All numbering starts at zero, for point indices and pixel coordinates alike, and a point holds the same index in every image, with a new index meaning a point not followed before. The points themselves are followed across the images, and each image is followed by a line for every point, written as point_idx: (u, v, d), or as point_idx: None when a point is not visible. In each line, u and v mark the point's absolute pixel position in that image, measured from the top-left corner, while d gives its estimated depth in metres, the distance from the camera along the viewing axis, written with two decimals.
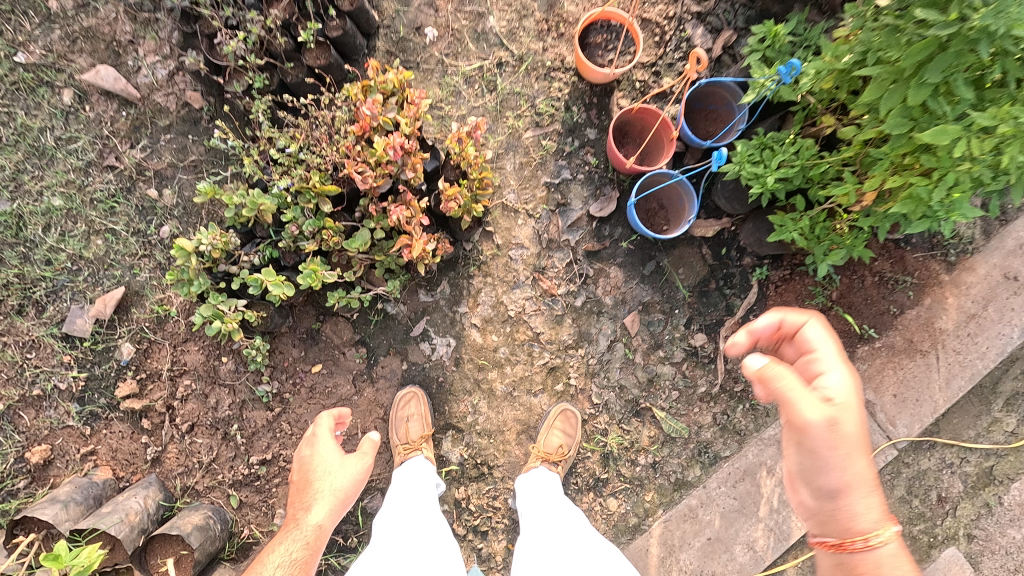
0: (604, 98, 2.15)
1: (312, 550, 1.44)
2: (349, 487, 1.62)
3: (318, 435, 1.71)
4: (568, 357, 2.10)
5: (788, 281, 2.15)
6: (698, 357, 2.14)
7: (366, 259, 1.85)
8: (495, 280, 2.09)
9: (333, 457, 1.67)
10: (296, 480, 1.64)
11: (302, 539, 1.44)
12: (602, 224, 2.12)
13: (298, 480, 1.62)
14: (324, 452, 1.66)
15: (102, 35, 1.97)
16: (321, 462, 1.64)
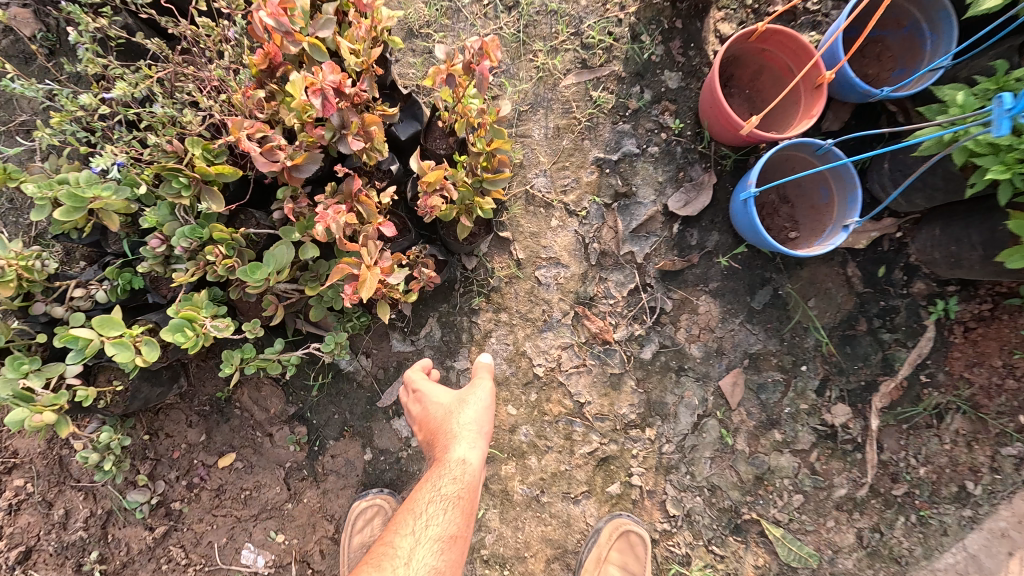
0: (695, 20, 1.29)
1: (466, 491, 1.07)
2: (484, 407, 1.14)
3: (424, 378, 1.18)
4: (628, 442, 1.32)
5: (985, 321, 1.28)
6: (835, 442, 1.34)
7: (293, 294, 1.08)
8: (514, 317, 1.31)
9: (442, 389, 1.16)
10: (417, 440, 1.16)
11: (449, 466, 1.06)
12: (687, 228, 1.32)
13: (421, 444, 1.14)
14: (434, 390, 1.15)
15: None
16: (438, 407, 1.12)
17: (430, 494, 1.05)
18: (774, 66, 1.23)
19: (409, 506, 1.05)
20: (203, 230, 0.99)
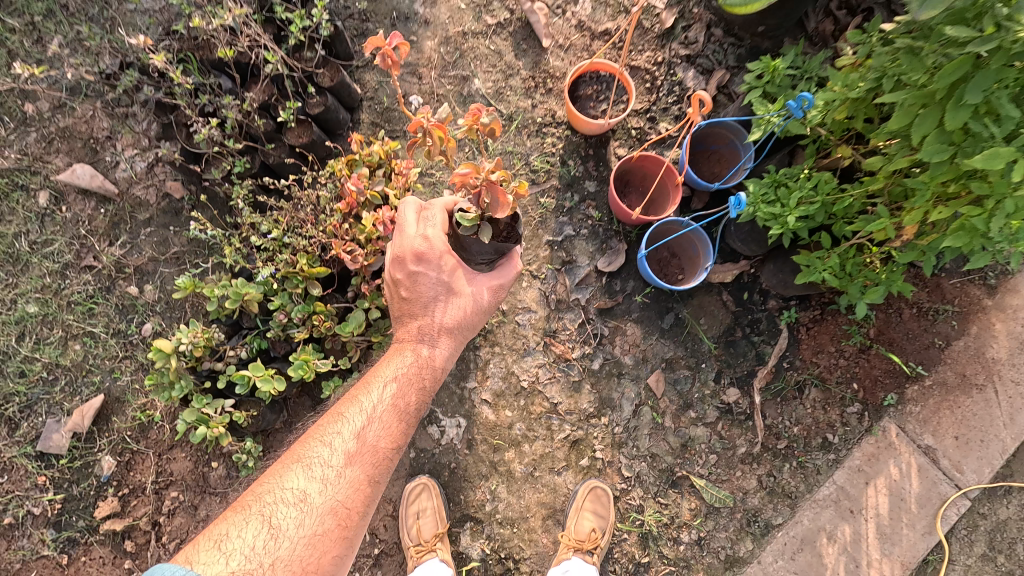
0: (600, 149, 2.04)
1: (417, 379, 1.35)
2: (484, 298, 1.38)
3: (434, 226, 1.31)
4: (590, 428, 1.91)
5: (820, 321, 1.98)
6: (733, 415, 1.95)
7: (364, 342, 1.69)
8: (503, 348, 1.92)
9: (453, 262, 1.32)
10: (393, 288, 1.38)
11: (399, 374, 1.33)
12: (613, 279, 1.98)
13: (408, 301, 1.35)
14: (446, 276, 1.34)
15: (79, 134, 1.92)
16: (444, 277, 1.32)
17: (371, 389, 1.31)
18: (650, 174, 1.94)
19: (353, 394, 1.32)
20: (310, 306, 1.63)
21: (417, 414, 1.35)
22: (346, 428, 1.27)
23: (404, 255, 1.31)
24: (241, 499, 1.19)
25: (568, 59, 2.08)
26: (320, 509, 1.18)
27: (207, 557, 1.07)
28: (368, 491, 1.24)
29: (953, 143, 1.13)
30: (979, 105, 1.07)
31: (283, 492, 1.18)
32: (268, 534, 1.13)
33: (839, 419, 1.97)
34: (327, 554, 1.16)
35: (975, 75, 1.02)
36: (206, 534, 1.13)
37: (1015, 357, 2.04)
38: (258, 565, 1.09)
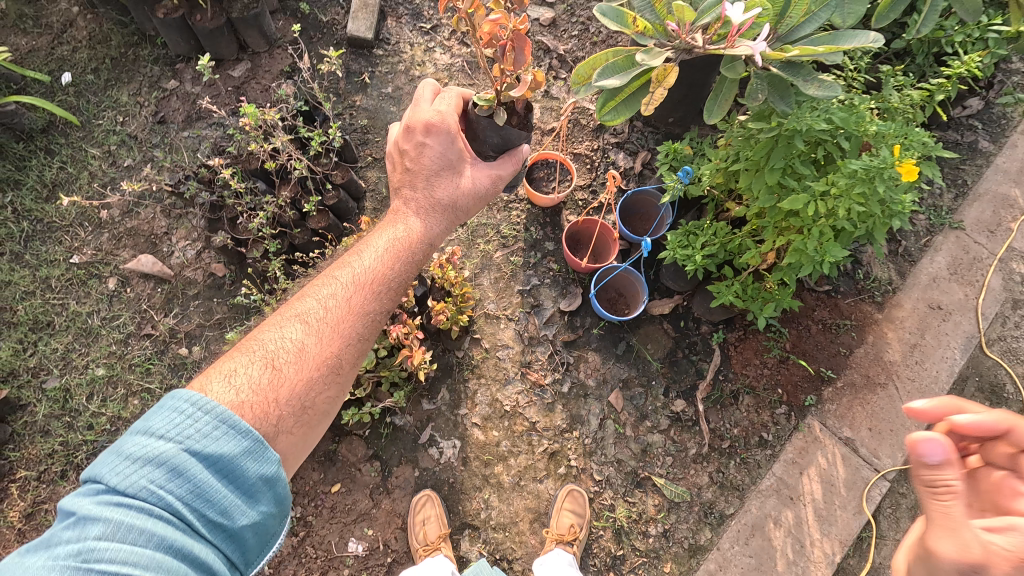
0: (555, 216, 2.59)
1: (410, 247, 1.49)
2: (481, 179, 1.62)
3: (444, 104, 1.54)
4: (565, 441, 2.29)
5: (743, 339, 2.44)
6: (682, 421, 2.35)
7: (374, 376, 2.12)
8: (488, 379, 2.35)
9: (461, 142, 1.56)
10: (397, 165, 1.60)
11: (395, 241, 1.48)
12: (573, 317, 2.45)
13: (414, 170, 1.54)
14: (444, 148, 1.54)
15: (143, 231, 2.42)
16: (450, 150, 1.54)
17: (366, 253, 1.45)
18: (591, 232, 2.49)
19: (348, 259, 1.44)
20: None
21: (404, 282, 1.47)
22: (341, 285, 1.36)
23: (414, 125, 1.53)
24: (242, 344, 1.24)
25: (525, 152, 2.69)
26: (316, 346, 1.24)
27: (216, 386, 1.10)
28: (358, 348, 1.32)
29: (777, 194, 1.69)
30: (786, 169, 1.64)
31: (277, 335, 1.24)
32: (267, 370, 1.16)
33: (770, 419, 2.37)
34: (322, 395, 1.22)
35: (776, 150, 1.60)
36: (210, 370, 1.16)
37: (907, 358, 2.48)
38: (262, 396, 1.11)
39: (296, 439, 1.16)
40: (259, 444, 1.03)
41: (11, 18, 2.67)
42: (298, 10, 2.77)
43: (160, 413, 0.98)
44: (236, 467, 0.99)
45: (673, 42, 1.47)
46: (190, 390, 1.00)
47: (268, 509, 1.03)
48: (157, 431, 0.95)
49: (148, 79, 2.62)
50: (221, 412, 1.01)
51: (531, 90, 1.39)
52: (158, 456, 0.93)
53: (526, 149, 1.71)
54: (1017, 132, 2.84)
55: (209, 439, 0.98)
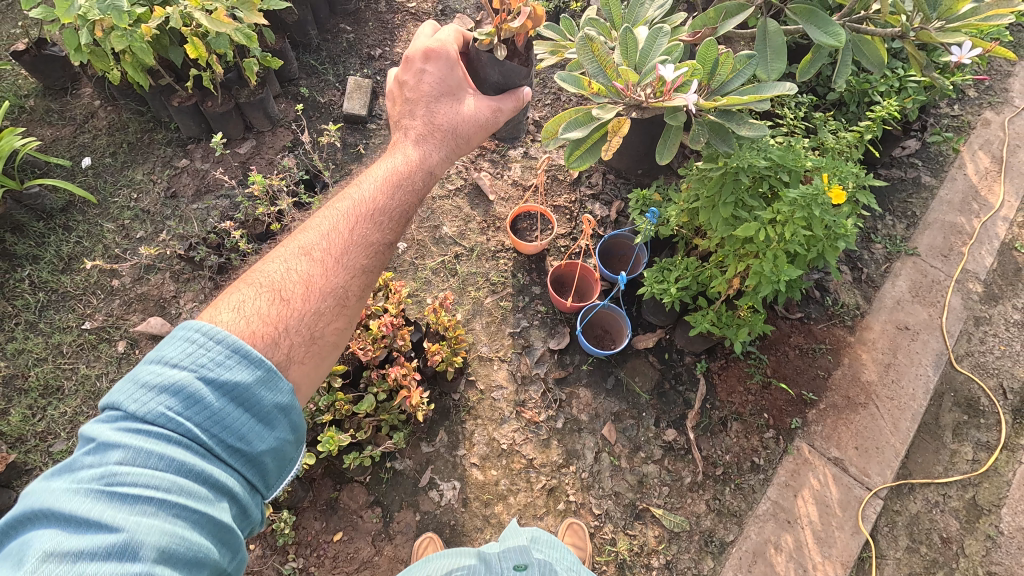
0: (540, 262, 2.78)
1: (410, 175, 1.57)
2: (481, 109, 1.75)
3: (445, 37, 1.72)
4: (562, 476, 2.34)
5: (726, 367, 2.56)
6: (675, 450, 2.41)
7: (375, 419, 2.19)
8: (484, 420, 2.43)
9: (459, 70, 1.72)
10: (397, 101, 1.72)
11: (393, 170, 1.56)
12: (563, 355, 2.58)
13: (415, 99, 1.67)
14: (446, 72, 1.70)
15: (153, 296, 2.57)
16: (449, 74, 1.70)
17: (367, 182, 1.52)
18: (572, 274, 2.68)
19: (348, 190, 1.50)
20: (331, 395, 2.11)
21: (406, 210, 1.53)
22: (344, 212, 1.42)
23: (415, 57, 1.68)
24: (246, 276, 1.27)
25: (509, 206, 2.92)
26: (316, 262, 1.29)
27: (226, 316, 1.12)
28: (362, 277, 1.35)
29: (733, 226, 1.95)
30: (737, 203, 1.92)
31: (280, 261, 1.29)
32: (274, 301, 1.18)
33: (760, 444, 2.43)
34: (330, 325, 1.25)
35: (726, 186, 1.90)
36: (216, 304, 1.18)
37: (883, 377, 2.58)
38: (271, 325, 1.14)
39: (308, 370, 1.19)
40: (272, 374, 1.05)
41: (38, 112, 2.95)
42: (299, 94, 3.09)
43: (172, 342, 0.99)
44: (252, 394, 1.01)
45: (625, 99, 1.74)
46: (201, 321, 1.02)
47: (284, 436, 1.06)
48: (171, 360, 0.96)
49: (161, 159, 2.87)
50: (233, 342, 1.02)
51: (533, 21, 1.60)
52: (172, 384, 0.94)
53: (527, 92, 1.84)
54: (953, 167, 3.13)
55: (222, 367, 0.99)
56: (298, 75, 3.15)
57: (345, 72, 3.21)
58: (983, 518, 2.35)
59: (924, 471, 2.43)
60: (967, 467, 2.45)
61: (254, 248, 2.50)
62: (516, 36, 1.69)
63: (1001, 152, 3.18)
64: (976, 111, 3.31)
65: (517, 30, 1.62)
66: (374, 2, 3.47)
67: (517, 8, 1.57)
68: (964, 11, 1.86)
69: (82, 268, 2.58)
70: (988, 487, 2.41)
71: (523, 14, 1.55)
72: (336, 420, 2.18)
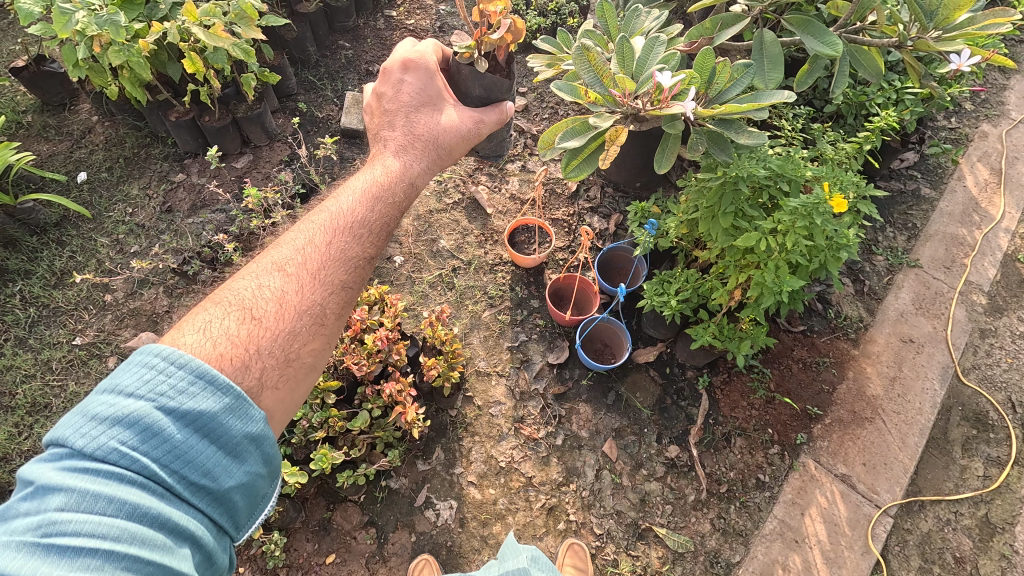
0: (539, 276, 2.75)
1: (391, 187, 1.54)
2: (463, 120, 1.74)
3: (425, 50, 1.74)
4: (562, 495, 2.27)
5: (728, 382, 2.51)
6: (678, 467, 2.35)
7: (369, 436, 2.13)
8: (482, 436, 2.37)
9: (439, 81, 1.73)
10: (376, 112, 1.70)
11: (373, 182, 1.53)
12: (562, 369, 2.53)
13: (395, 109, 1.66)
14: (426, 84, 1.70)
15: (145, 311, 2.53)
16: (428, 86, 1.70)
17: (345, 195, 1.49)
18: (569, 287, 2.65)
19: (325, 203, 1.47)
20: (325, 412, 2.06)
21: (387, 223, 1.50)
22: (321, 226, 1.39)
23: (394, 67, 1.68)
24: (215, 295, 1.22)
25: (507, 219, 2.90)
26: (289, 279, 1.25)
27: (190, 338, 1.07)
28: (340, 294, 1.31)
29: (733, 236, 1.92)
30: (737, 213, 1.90)
31: (251, 278, 1.25)
32: (245, 321, 1.14)
33: (765, 460, 2.36)
34: (306, 346, 1.21)
35: (725, 196, 1.88)
36: (181, 325, 1.12)
37: (889, 391, 2.53)
38: (241, 348, 1.08)
39: (283, 395, 1.13)
40: (241, 402, 0.99)
41: (35, 127, 2.95)
42: (297, 109, 3.10)
43: (129, 369, 0.93)
44: (217, 424, 0.96)
45: (622, 108, 1.75)
46: (161, 346, 0.96)
47: (254, 469, 1.01)
48: (126, 389, 0.91)
49: (157, 174, 2.86)
50: (197, 367, 0.96)
51: (513, 32, 1.66)
52: (127, 416, 0.88)
53: (511, 106, 1.85)
54: (953, 179, 3.13)
55: (184, 396, 0.94)
56: (296, 91, 3.16)
57: (344, 88, 3.22)
58: (997, 536, 2.27)
59: (934, 488, 2.37)
60: (978, 483, 2.38)
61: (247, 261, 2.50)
62: (497, 51, 1.76)
63: (1000, 164, 3.18)
64: (973, 124, 3.32)
65: (497, 42, 1.69)
66: (372, 20, 3.51)
67: (497, 21, 1.65)
68: (961, 21, 1.87)
69: (74, 283, 2.55)
70: (1001, 504, 2.34)
71: (503, 25, 1.62)
72: (330, 438, 2.13)
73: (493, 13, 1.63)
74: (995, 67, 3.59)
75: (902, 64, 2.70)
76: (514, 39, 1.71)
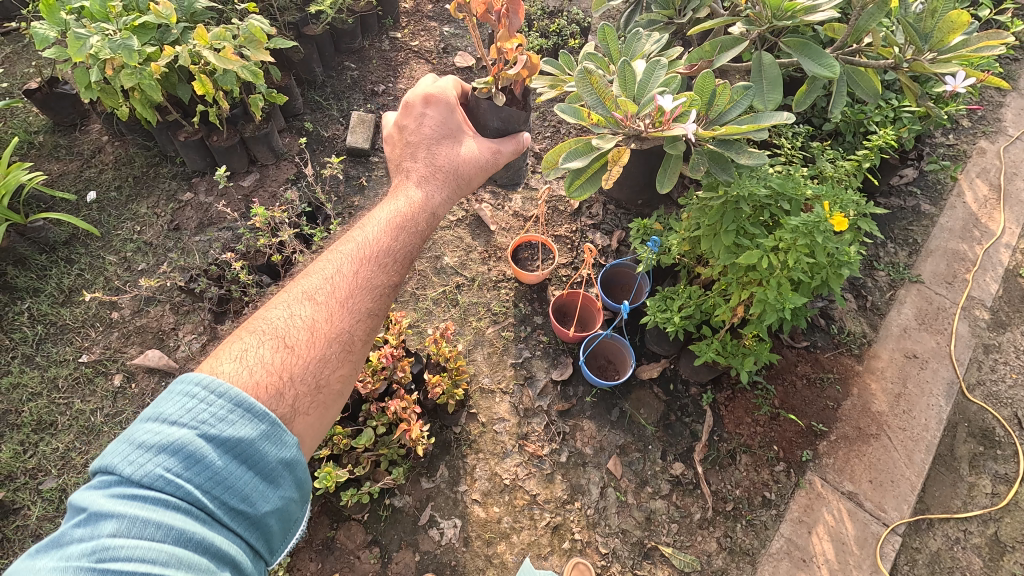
0: (542, 292, 2.77)
1: (413, 217, 1.58)
2: (482, 151, 1.77)
3: (445, 84, 1.78)
4: (567, 513, 2.25)
5: (733, 398, 2.50)
6: (683, 485, 2.33)
7: (373, 454, 2.13)
8: (486, 454, 2.36)
9: (458, 114, 1.76)
10: (397, 143, 1.73)
11: (396, 212, 1.56)
12: (566, 386, 2.53)
13: (417, 141, 1.69)
14: (446, 117, 1.73)
15: (151, 328, 2.55)
16: (449, 118, 1.73)
17: (370, 225, 1.52)
18: (570, 303, 2.66)
19: (351, 232, 1.50)
20: (330, 430, 2.07)
21: (409, 251, 1.54)
22: (348, 255, 1.42)
23: (415, 101, 1.71)
24: (247, 325, 1.24)
25: (510, 236, 2.93)
26: (319, 309, 1.27)
27: (227, 367, 1.08)
28: (367, 322, 1.33)
29: (735, 253, 1.94)
30: (738, 231, 1.92)
31: (281, 308, 1.27)
32: (279, 349, 1.16)
33: (771, 478, 2.35)
34: (335, 373, 1.23)
35: (727, 215, 1.91)
36: (216, 354, 1.14)
37: (894, 408, 2.52)
38: (276, 375, 1.11)
39: (313, 420, 1.15)
40: (277, 428, 1.02)
41: (46, 148, 3.00)
42: (303, 128, 3.15)
43: (170, 398, 0.95)
44: (255, 450, 0.97)
45: (624, 129, 1.77)
46: (200, 374, 0.99)
47: (289, 494, 1.02)
48: (169, 417, 0.93)
49: (166, 193, 2.90)
50: (236, 395, 0.99)
51: (529, 69, 1.67)
52: (172, 443, 0.90)
53: (527, 137, 1.90)
54: (952, 195, 3.15)
55: (225, 423, 0.96)
56: (303, 111, 3.22)
57: (349, 108, 3.28)
58: (1007, 555, 2.25)
59: (943, 506, 2.34)
60: (987, 501, 2.35)
61: (254, 280, 2.47)
62: (514, 85, 1.78)
63: (999, 180, 3.20)
64: (971, 140, 3.36)
65: (513, 77, 1.70)
66: (378, 41, 3.58)
67: (513, 58, 1.67)
68: (955, 44, 1.91)
69: (81, 300, 2.57)
70: (1010, 523, 2.31)
71: (519, 61, 1.63)
72: (334, 455, 2.13)
73: (510, 49, 1.65)
74: (991, 84, 3.64)
75: (899, 83, 2.74)
76: (530, 73, 1.71)
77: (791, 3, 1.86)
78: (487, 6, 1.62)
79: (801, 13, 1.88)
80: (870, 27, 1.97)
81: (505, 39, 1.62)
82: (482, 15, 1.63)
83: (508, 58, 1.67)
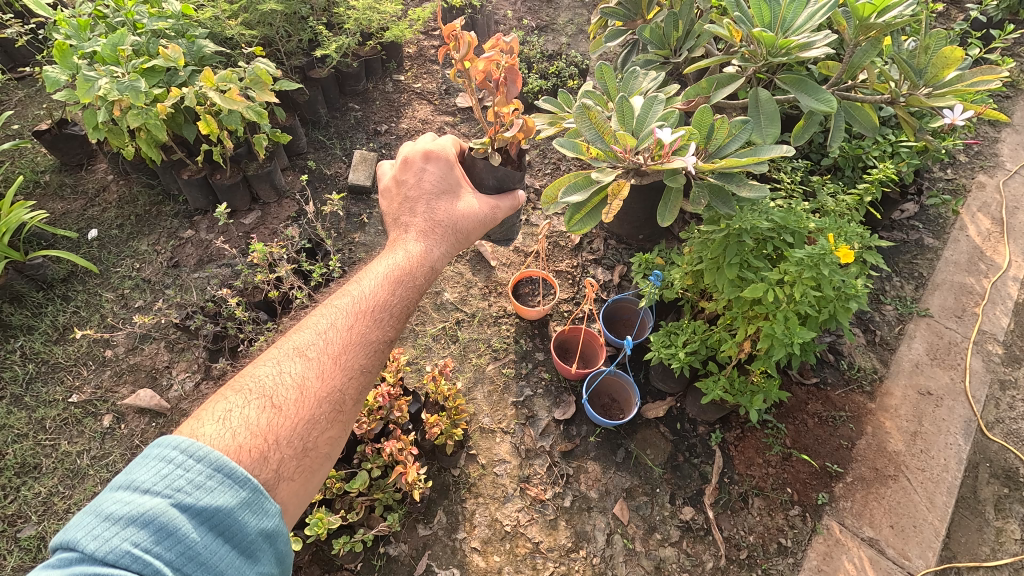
0: (543, 327, 2.72)
1: (411, 271, 1.56)
2: (481, 207, 1.75)
3: (445, 142, 1.78)
4: (571, 562, 2.13)
5: (742, 438, 2.41)
6: (693, 531, 2.21)
7: (367, 499, 2.03)
8: (486, 498, 2.26)
9: (457, 171, 1.76)
10: (395, 198, 1.72)
11: (395, 266, 1.54)
12: (569, 425, 2.45)
13: (416, 196, 1.69)
14: (445, 171, 1.72)
15: (144, 367, 2.50)
16: (448, 175, 1.72)
17: (367, 278, 1.50)
18: (569, 337, 2.61)
19: (348, 287, 1.48)
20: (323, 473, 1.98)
21: (406, 305, 1.50)
22: (344, 309, 1.39)
23: (414, 157, 1.71)
24: (234, 382, 1.20)
25: (511, 272, 2.91)
26: (308, 366, 1.23)
27: (209, 429, 1.03)
28: (359, 379, 1.29)
29: (739, 287, 1.91)
30: (743, 264, 1.89)
31: (269, 365, 1.23)
32: (265, 409, 1.11)
33: (786, 523, 2.22)
34: (323, 435, 1.17)
35: (730, 247, 1.88)
36: (199, 415, 1.09)
37: (911, 447, 2.42)
38: (261, 438, 1.05)
39: (297, 486, 1.09)
40: (258, 496, 0.96)
41: (52, 186, 3.03)
42: (306, 167, 3.19)
43: (144, 464, 0.90)
44: (232, 521, 0.92)
45: (624, 163, 1.78)
46: (179, 438, 0.94)
47: (267, 569, 0.95)
48: (142, 486, 0.87)
49: (167, 230, 2.91)
50: (215, 460, 0.94)
51: (524, 132, 1.64)
52: (143, 514, 0.84)
53: (524, 194, 1.86)
54: (955, 229, 3.13)
55: (202, 491, 0.90)
56: (307, 150, 3.27)
57: (353, 146, 3.33)
58: None
59: (970, 553, 2.21)
60: (1017, 548, 2.22)
61: (251, 316, 2.46)
62: (509, 146, 1.75)
63: (1000, 214, 3.19)
64: (970, 175, 3.37)
65: (509, 139, 1.69)
66: (382, 83, 3.67)
67: (509, 121, 1.66)
68: (949, 78, 1.94)
69: (74, 338, 2.53)
70: None
71: (515, 124, 1.62)
72: (326, 500, 2.03)
73: (506, 113, 1.63)
74: (986, 120, 3.69)
75: (896, 119, 2.77)
76: (525, 136, 1.69)
77: (785, 41, 1.86)
78: (485, 74, 1.58)
79: (796, 51, 1.89)
80: (864, 63, 2.00)
81: (503, 105, 1.60)
82: (479, 82, 1.59)
83: (505, 121, 1.66)
